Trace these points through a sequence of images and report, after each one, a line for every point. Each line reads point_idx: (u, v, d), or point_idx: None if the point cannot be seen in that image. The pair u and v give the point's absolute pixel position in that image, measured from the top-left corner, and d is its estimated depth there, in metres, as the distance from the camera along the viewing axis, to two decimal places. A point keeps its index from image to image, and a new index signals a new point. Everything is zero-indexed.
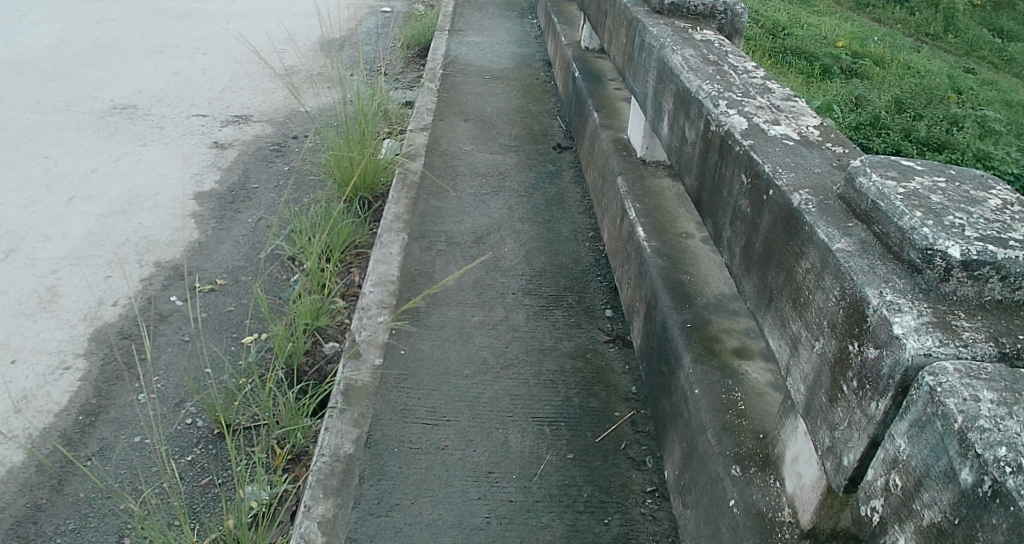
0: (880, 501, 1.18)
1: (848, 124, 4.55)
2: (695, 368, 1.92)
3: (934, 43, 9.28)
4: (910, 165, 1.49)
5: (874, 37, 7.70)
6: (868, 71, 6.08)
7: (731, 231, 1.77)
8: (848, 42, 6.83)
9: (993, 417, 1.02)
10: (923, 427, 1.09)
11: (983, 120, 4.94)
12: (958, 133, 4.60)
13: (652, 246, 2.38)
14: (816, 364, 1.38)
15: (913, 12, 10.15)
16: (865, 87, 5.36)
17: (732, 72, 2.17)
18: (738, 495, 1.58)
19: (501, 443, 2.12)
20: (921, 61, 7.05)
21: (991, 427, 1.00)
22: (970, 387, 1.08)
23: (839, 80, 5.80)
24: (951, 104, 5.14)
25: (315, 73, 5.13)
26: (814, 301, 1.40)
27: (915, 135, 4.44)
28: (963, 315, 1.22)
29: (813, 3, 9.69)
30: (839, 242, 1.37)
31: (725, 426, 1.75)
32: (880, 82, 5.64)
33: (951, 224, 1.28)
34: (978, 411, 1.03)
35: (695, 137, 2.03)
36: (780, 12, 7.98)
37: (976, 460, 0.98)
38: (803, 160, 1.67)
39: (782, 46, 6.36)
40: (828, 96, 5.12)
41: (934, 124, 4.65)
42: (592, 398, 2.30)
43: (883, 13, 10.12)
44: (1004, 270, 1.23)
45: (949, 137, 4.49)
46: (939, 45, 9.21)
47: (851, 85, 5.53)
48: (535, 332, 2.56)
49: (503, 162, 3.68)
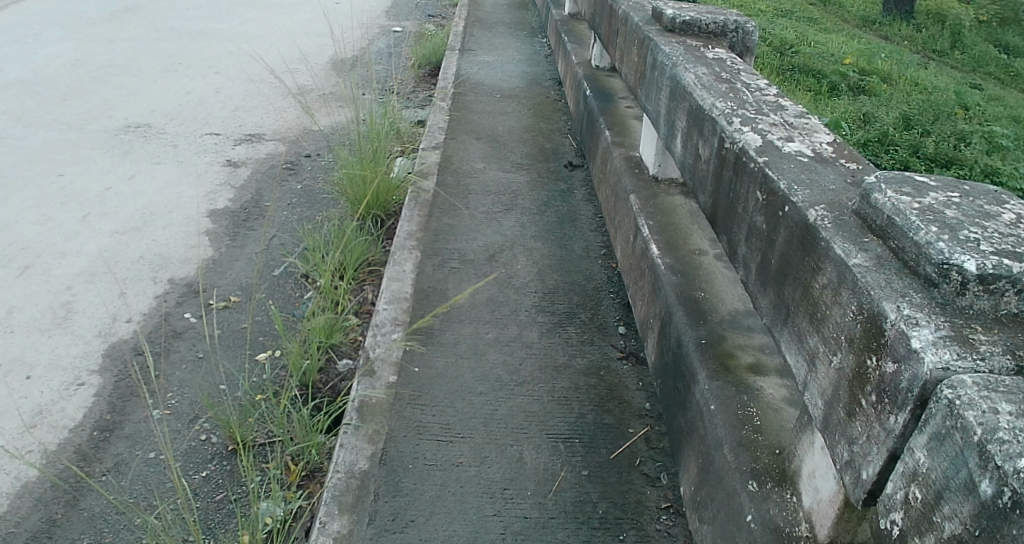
0: (901, 515, 1.18)
1: (856, 140, 4.56)
2: (710, 384, 1.92)
3: (941, 59, 9.27)
4: (924, 180, 1.50)
5: (882, 54, 7.73)
6: (875, 88, 6.10)
7: (747, 248, 1.78)
8: (855, 59, 6.87)
9: (1012, 429, 1.03)
10: (942, 439, 1.10)
11: (989, 138, 4.92)
12: (966, 149, 4.61)
13: (665, 262, 2.39)
14: (834, 379, 1.38)
15: (921, 29, 10.19)
16: (872, 105, 5.38)
17: (745, 89, 2.19)
18: (755, 510, 1.58)
19: (515, 460, 2.12)
20: (928, 77, 7.05)
21: (1010, 439, 1.01)
22: (988, 400, 1.09)
23: (847, 97, 5.82)
24: (959, 120, 5.15)
25: (327, 92, 5.18)
26: (830, 316, 1.41)
27: (924, 151, 4.43)
28: (980, 329, 1.23)
29: (819, 20, 9.73)
30: (855, 257, 1.38)
31: (741, 441, 1.75)
32: (887, 99, 5.66)
33: (966, 238, 1.30)
34: (997, 423, 1.04)
35: (708, 154, 2.04)
36: (785, 30, 8.02)
37: (995, 472, 0.99)
38: (818, 176, 1.69)
39: (790, 64, 6.40)
40: (835, 112, 5.13)
41: (942, 139, 4.66)
42: (606, 415, 2.30)
43: (889, 29, 10.12)
44: (1020, 284, 1.24)
45: (957, 152, 4.50)
46: (946, 61, 9.21)
47: (859, 102, 5.55)
48: (548, 349, 2.57)
49: (515, 180, 3.70)
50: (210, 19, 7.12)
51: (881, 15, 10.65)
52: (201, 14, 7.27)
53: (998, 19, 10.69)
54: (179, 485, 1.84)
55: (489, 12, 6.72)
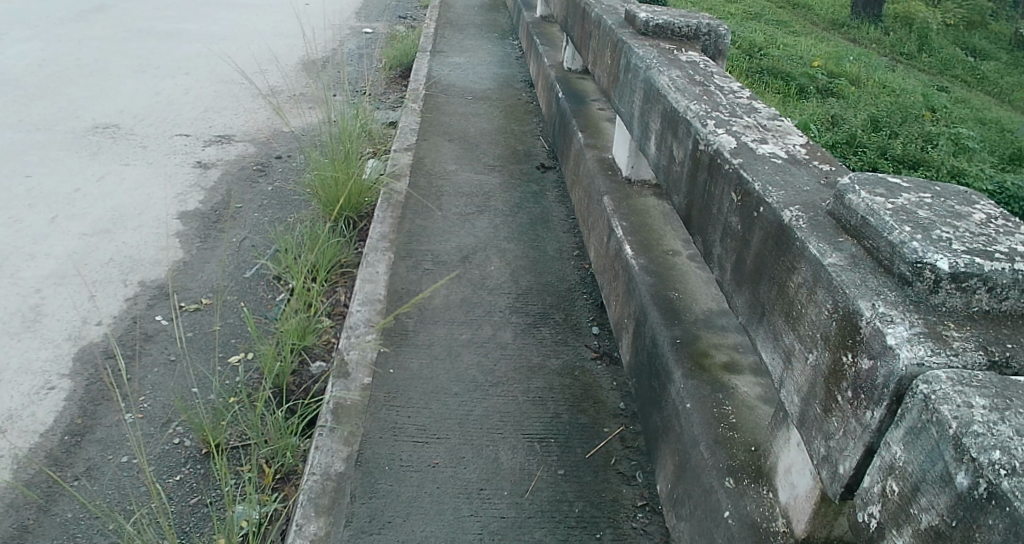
0: (877, 507, 1.21)
1: (825, 142, 4.65)
2: (685, 383, 1.94)
3: (909, 62, 9.48)
4: (897, 182, 1.54)
5: (850, 57, 7.88)
6: (843, 91, 6.22)
7: (722, 248, 1.80)
8: (824, 62, 7.00)
9: (987, 422, 1.06)
10: (918, 433, 1.14)
11: (957, 139, 5.09)
12: (933, 150, 4.72)
13: (639, 263, 2.42)
14: (810, 376, 1.41)
15: (889, 32, 10.41)
16: (841, 107, 5.48)
17: (719, 92, 2.23)
18: (732, 506, 1.60)
19: (491, 460, 2.12)
20: (896, 80, 7.21)
21: (985, 432, 1.05)
22: (963, 394, 1.12)
23: (815, 100, 5.92)
24: (926, 122, 5.28)
25: (298, 94, 5.13)
26: (806, 314, 1.44)
27: (891, 152, 4.53)
28: (953, 325, 1.27)
29: (789, 23, 9.89)
30: (830, 256, 1.41)
31: (717, 438, 1.77)
32: (855, 102, 5.77)
33: (940, 238, 1.34)
34: (971, 417, 1.08)
35: (683, 156, 2.07)
36: (755, 33, 8.14)
37: (971, 464, 1.02)
38: (792, 177, 1.72)
39: (760, 67, 6.50)
40: (805, 114, 5.21)
41: (910, 141, 4.77)
42: (581, 414, 2.32)
43: (857, 33, 10.31)
44: (991, 281, 1.28)
45: (925, 154, 4.61)
46: (914, 64, 9.42)
47: (827, 104, 5.65)
48: (522, 349, 2.58)
49: (488, 181, 3.71)
50: (179, 18, 7.01)
51: (850, 19, 10.85)
52: (169, 14, 7.15)
53: (964, 24, 11.12)
54: (152, 489, 1.80)
55: (461, 14, 6.71)
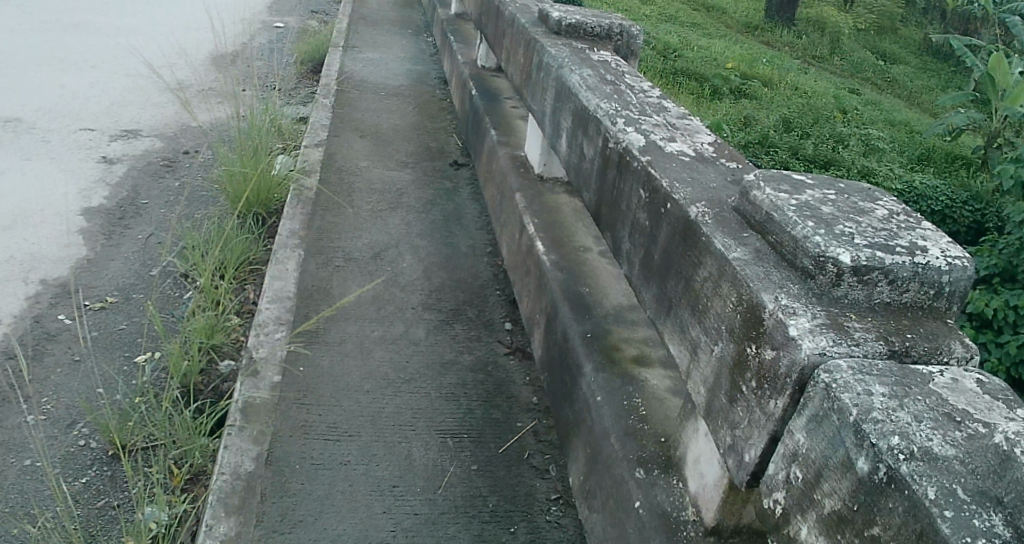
0: (783, 494, 1.27)
1: (739, 142, 4.77)
2: (597, 376, 1.96)
3: (821, 65, 9.86)
4: (802, 178, 1.58)
5: (762, 60, 8.16)
6: (753, 92, 6.43)
7: (630, 243, 1.81)
8: (737, 64, 7.23)
9: (885, 408, 1.14)
10: (820, 421, 1.21)
11: (867, 141, 5.37)
12: (843, 151, 4.94)
13: (550, 259, 2.43)
14: (716, 367, 1.44)
15: (801, 37, 10.81)
16: (753, 109, 5.67)
17: (629, 91, 2.26)
18: (643, 496, 1.62)
19: (404, 457, 2.08)
20: (808, 82, 7.50)
21: (883, 418, 1.11)
22: (862, 381, 1.20)
23: (727, 101, 6.09)
24: (837, 124, 5.52)
25: (208, 88, 4.95)
26: (712, 307, 1.46)
27: (802, 152, 4.71)
28: (854, 317, 1.35)
29: (703, 25, 10.16)
30: (735, 251, 1.44)
31: (628, 430, 1.79)
32: (765, 103, 5.96)
33: (842, 233, 1.41)
34: (871, 403, 1.15)
35: (593, 153, 2.08)
36: (671, 35, 8.34)
37: (871, 449, 1.09)
38: (700, 174, 1.75)
39: (675, 68, 6.65)
40: (719, 115, 5.35)
41: (820, 142, 4.97)
42: (494, 409, 2.30)
43: (771, 36, 10.68)
44: (891, 274, 1.36)
45: (834, 154, 4.81)
46: (826, 67, 9.81)
47: (741, 106, 5.81)
48: (435, 346, 2.55)
49: (400, 178, 3.66)
50: (80, 9, 6.66)
51: (765, 22, 11.22)
52: (70, 5, 6.79)
53: (871, 29, 11.76)
54: (58, 490, 1.69)
55: (377, 9, 6.62)
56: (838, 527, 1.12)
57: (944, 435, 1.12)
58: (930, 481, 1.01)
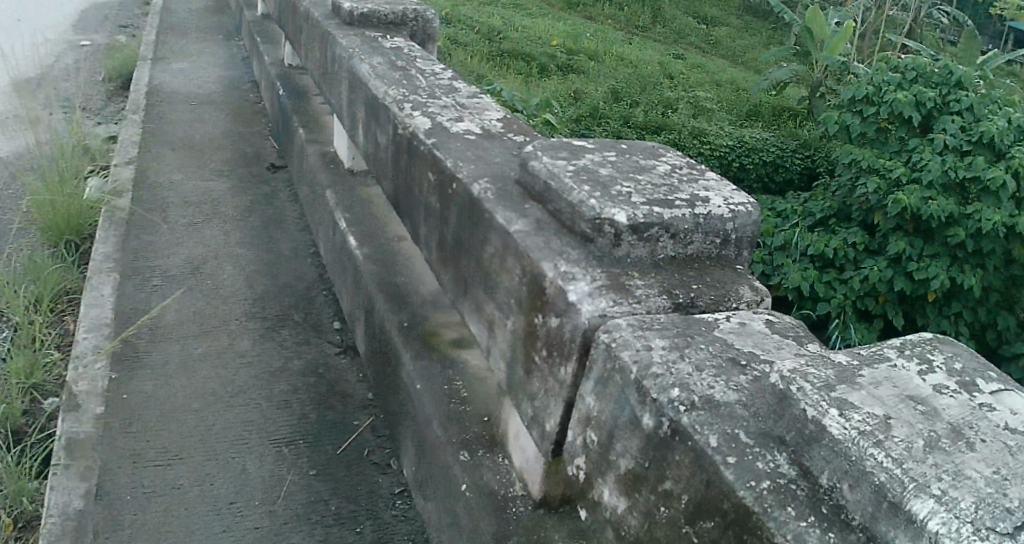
0: (582, 459, 1.34)
1: (572, 117, 4.82)
2: (416, 364, 1.90)
3: (644, 36, 10.32)
4: (582, 144, 1.59)
5: (584, 35, 8.41)
6: (580, 66, 6.67)
7: (426, 228, 1.75)
8: (560, 43, 7.41)
9: (664, 363, 1.22)
10: (606, 383, 1.27)
11: (694, 103, 5.67)
12: (672, 115, 5.19)
13: (364, 253, 2.36)
14: (510, 341, 1.45)
15: (623, 8, 11.23)
16: (582, 84, 5.86)
17: (419, 75, 2.24)
18: (468, 479, 1.59)
19: (239, 472, 2.00)
20: (631, 54, 7.84)
21: (663, 372, 1.22)
22: (642, 338, 1.26)
23: (554, 78, 6.24)
24: (663, 91, 5.83)
25: (9, 119, 4.73)
26: (501, 281, 1.46)
27: (634, 120, 4.89)
28: (637, 274, 1.37)
29: (526, 6, 10.35)
30: (515, 224, 1.44)
31: (449, 414, 1.75)
32: (593, 78, 6.24)
33: (620, 193, 1.41)
34: (651, 359, 1.23)
35: (387, 142, 2.00)
36: (493, 18, 8.46)
37: (655, 403, 1.21)
38: (485, 152, 1.72)
39: (499, 50, 6.70)
40: (552, 93, 5.45)
41: (649, 109, 5.20)
42: (330, 411, 2.24)
43: (593, 10, 11.02)
44: (671, 228, 1.39)
45: (664, 119, 5.03)
46: (648, 37, 10.27)
47: (574, 82, 5.96)
48: (263, 355, 2.48)
49: (217, 188, 3.56)
50: None
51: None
52: None
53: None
54: None
55: (183, 17, 6.43)
56: (641, 484, 1.23)
57: (729, 380, 1.23)
58: (711, 429, 1.15)
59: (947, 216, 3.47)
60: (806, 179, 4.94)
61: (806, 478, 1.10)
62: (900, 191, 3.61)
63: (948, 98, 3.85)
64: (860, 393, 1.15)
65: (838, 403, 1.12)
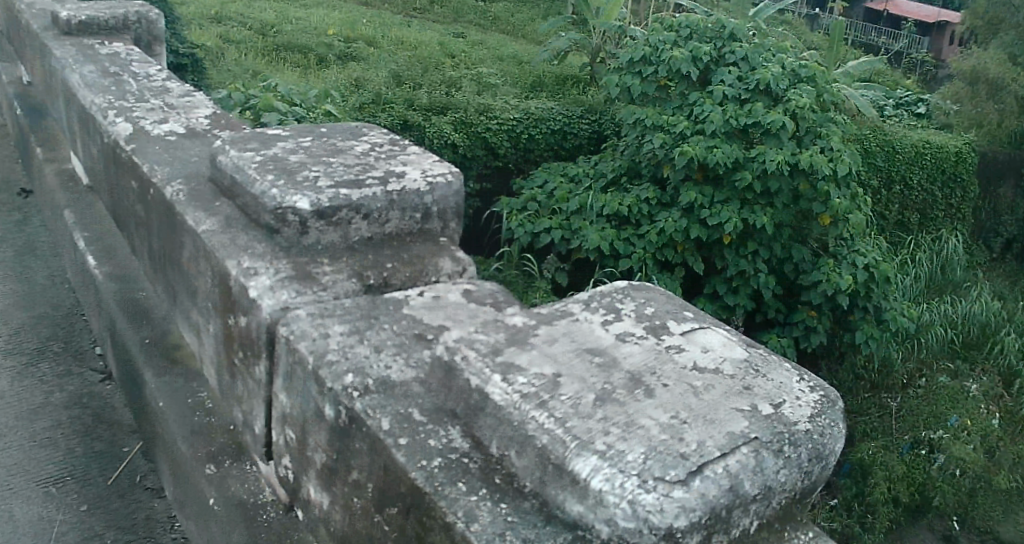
0: (288, 457, 1.30)
1: (354, 106, 4.75)
2: (159, 380, 1.74)
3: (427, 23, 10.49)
4: (274, 132, 1.60)
5: (364, 30, 8.43)
6: (360, 57, 6.98)
7: (141, 237, 1.74)
8: (336, 43, 7.38)
9: (340, 348, 1.20)
10: (292, 378, 1.23)
11: (480, 81, 5.98)
12: (456, 94, 5.28)
13: (104, 270, 2.18)
14: (214, 346, 1.41)
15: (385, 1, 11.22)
16: (366, 72, 6.10)
17: (133, 80, 2.35)
18: (216, 493, 1.47)
19: (5, 522, 1.83)
20: (410, 45, 7.93)
21: (337, 358, 1.18)
22: (322, 325, 1.24)
23: (342, 70, 6.42)
24: (447, 73, 5.95)
25: None
26: (199, 284, 1.42)
27: (418, 103, 4.90)
28: (325, 262, 1.36)
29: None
30: (203, 224, 1.40)
31: (194, 428, 1.61)
32: (376, 64, 6.53)
33: (306, 179, 1.40)
34: (326, 346, 1.20)
35: (102, 151, 2.03)
36: (264, 14, 8.36)
37: (332, 393, 1.16)
38: (182, 152, 1.75)
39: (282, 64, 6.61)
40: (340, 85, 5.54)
41: (433, 90, 5.26)
42: (97, 442, 2.13)
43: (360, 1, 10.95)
44: (361, 209, 1.38)
45: (448, 98, 5.08)
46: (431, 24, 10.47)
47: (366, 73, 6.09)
48: (22, 393, 2.33)
49: None
50: None
51: None
52: None
53: None
54: None
55: None
56: (335, 477, 1.20)
57: (410, 356, 1.22)
58: (385, 412, 1.12)
59: (732, 161, 4.16)
60: (594, 141, 5.54)
61: (477, 448, 1.11)
62: (686, 142, 4.25)
63: (723, 50, 4.53)
64: (529, 354, 1.16)
65: (503, 367, 1.13)
